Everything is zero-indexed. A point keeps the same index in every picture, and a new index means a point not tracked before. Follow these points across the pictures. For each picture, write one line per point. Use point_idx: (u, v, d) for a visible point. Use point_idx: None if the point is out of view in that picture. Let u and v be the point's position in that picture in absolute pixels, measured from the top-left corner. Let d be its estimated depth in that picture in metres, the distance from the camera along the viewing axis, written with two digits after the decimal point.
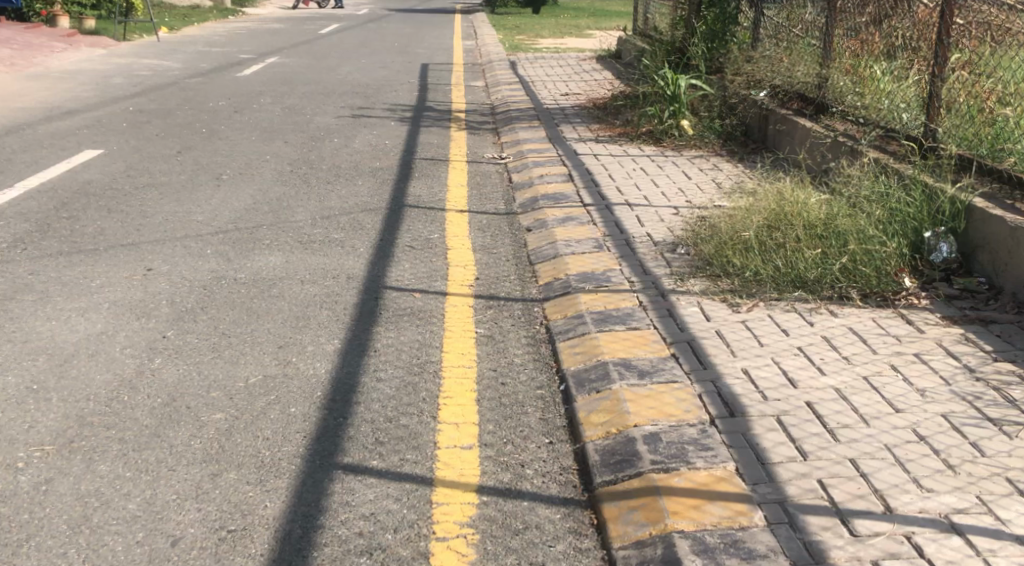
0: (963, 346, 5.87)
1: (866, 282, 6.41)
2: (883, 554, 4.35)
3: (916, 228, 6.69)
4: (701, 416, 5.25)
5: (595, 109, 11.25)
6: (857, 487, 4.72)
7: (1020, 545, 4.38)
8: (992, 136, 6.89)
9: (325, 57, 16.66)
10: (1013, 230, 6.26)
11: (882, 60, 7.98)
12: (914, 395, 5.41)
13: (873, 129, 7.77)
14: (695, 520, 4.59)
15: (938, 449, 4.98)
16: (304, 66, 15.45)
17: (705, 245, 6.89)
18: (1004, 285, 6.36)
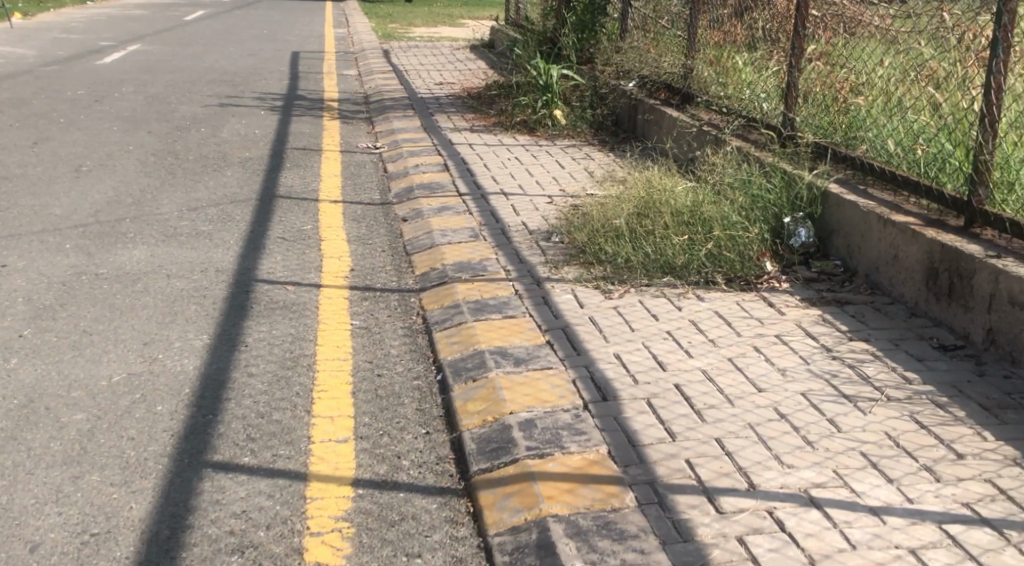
0: (821, 327, 6.07)
1: (730, 267, 6.61)
2: (747, 530, 4.48)
3: (777, 214, 6.89)
4: (575, 402, 5.35)
5: (469, 99, 11.28)
6: (722, 465, 4.86)
7: (874, 516, 4.55)
8: (846, 125, 7.13)
9: (190, 45, 16.41)
10: (865, 215, 6.47)
11: (744, 51, 8.15)
12: (776, 374, 5.58)
13: (736, 119, 7.92)
14: (568, 503, 4.67)
15: (798, 426, 5.14)
16: (167, 54, 15.20)
17: (578, 233, 7.00)
18: (857, 267, 6.58)
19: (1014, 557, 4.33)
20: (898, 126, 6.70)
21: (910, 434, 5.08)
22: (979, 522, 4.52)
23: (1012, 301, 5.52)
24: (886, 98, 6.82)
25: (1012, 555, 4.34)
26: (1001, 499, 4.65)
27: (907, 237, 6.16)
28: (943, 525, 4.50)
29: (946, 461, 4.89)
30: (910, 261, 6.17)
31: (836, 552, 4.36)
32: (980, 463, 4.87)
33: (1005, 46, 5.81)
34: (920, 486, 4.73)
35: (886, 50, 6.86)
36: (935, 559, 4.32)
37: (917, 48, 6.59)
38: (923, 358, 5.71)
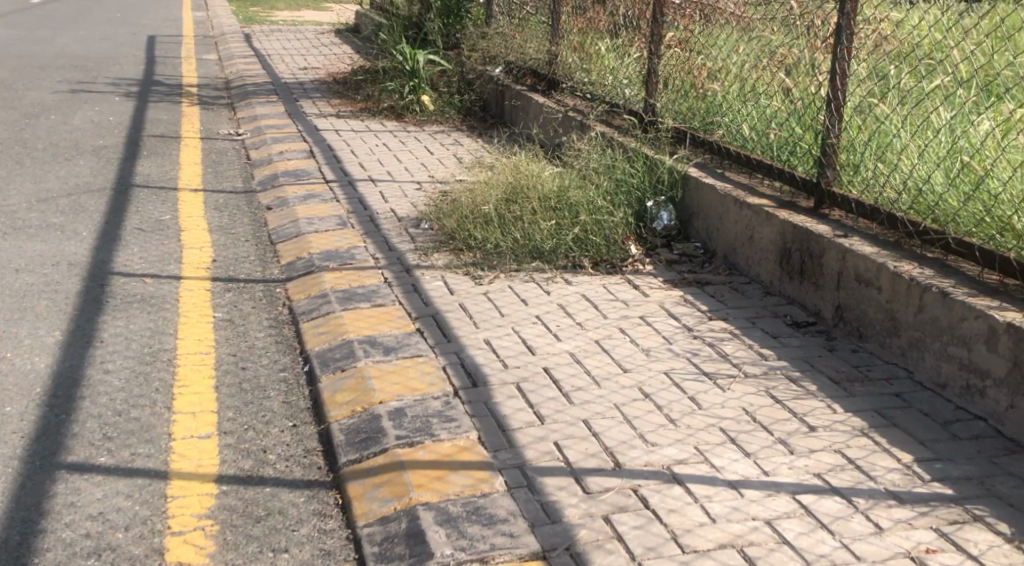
0: (683, 308, 6.18)
1: (597, 251, 6.71)
2: (612, 509, 4.52)
3: (640, 198, 7.00)
4: (445, 389, 5.33)
5: (334, 84, 11.16)
6: (589, 446, 4.89)
7: (734, 490, 4.63)
8: (703, 110, 7.24)
9: (38, 29, 15.90)
10: (723, 197, 6.63)
11: (607, 37, 8.14)
12: (640, 355, 5.65)
13: (600, 105, 8.05)
14: (438, 490, 4.65)
15: (661, 405, 5.20)
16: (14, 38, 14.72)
17: (446, 219, 6.98)
18: (715, 249, 6.76)
19: (861, 524, 4.44)
20: (752, 111, 6.83)
21: (767, 409, 5.18)
22: (829, 491, 4.62)
23: (858, 278, 5.67)
24: (740, 84, 6.94)
25: (861, 522, 4.45)
26: (850, 469, 4.76)
27: (761, 218, 6.32)
28: (797, 496, 4.59)
29: (799, 434, 4.99)
30: (764, 242, 6.34)
31: (696, 526, 4.42)
32: (831, 434, 4.99)
33: (850, 32, 5.93)
34: (775, 459, 4.82)
35: (739, 37, 6.95)
36: (789, 529, 4.41)
37: (770, 34, 6.70)
38: (779, 336, 5.85)
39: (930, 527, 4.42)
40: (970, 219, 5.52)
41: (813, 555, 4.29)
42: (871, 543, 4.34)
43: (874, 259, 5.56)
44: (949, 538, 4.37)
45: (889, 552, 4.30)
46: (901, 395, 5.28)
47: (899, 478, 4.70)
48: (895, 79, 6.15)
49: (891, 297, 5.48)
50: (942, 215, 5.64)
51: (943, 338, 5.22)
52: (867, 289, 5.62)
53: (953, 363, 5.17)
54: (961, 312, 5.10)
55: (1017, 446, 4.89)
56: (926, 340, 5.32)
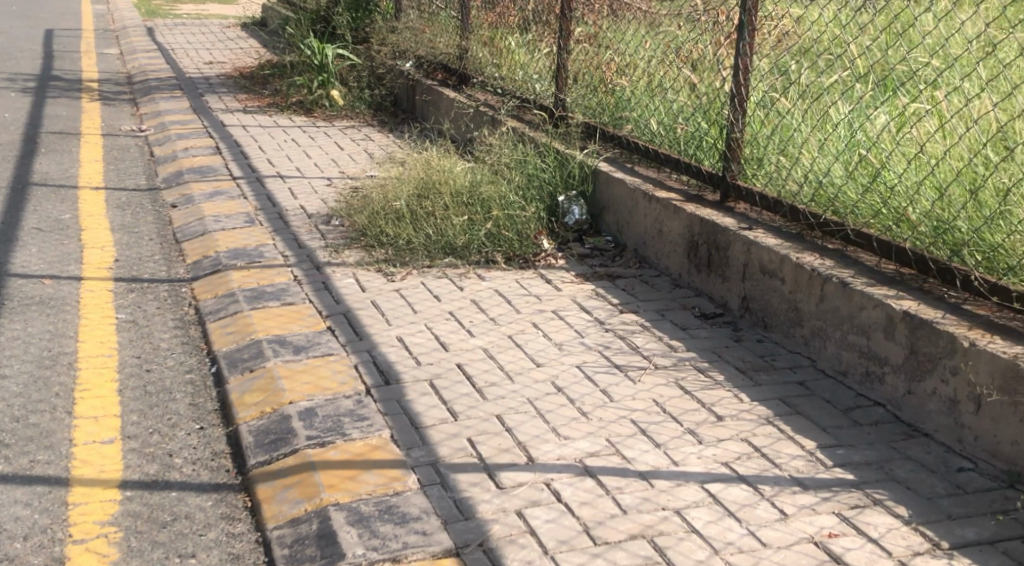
0: (595, 301, 6.18)
1: (510, 246, 6.68)
2: (525, 504, 4.49)
3: (551, 193, 6.99)
4: (356, 387, 5.26)
5: (240, 78, 10.99)
6: (502, 442, 4.86)
7: (645, 481, 4.62)
8: (612, 105, 7.24)
9: None
10: (632, 192, 6.65)
11: (517, 33, 8.12)
12: (553, 349, 5.63)
13: (510, 100, 8.04)
14: (349, 490, 4.58)
15: (574, 399, 5.19)
16: None
17: (356, 216, 6.91)
18: (626, 243, 6.78)
19: (767, 511, 4.46)
20: (660, 107, 6.86)
21: (677, 400, 5.19)
22: (736, 479, 4.64)
23: (763, 270, 5.71)
24: (648, 79, 6.94)
25: (767, 509, 4.47)
26: (757, 456, 4.78)
27: (669, 212, 6.35)
28: (705, 485, 4.60)
29: (708, 423, 5.00)
30: (673, 236, 6.36)
31: (608, 518, 4.41)
32: (739, 423, 5.01)
33: (750, 29, 5.95)
34: (685, 448, 4.83)
35: (646, 32, 6.96)
36: (698, 518, 4.42)
37: (677, 30, 6.71)
38: (688, 327, 5.87)
39: (832, 512, 4.45)
40: (868, 210, 5.55)
41: (721, 543, 4.29)
42: (776, 529, 4.36)
43: (777, 251, 5.61)
44: (851, 522, 4.40)
45: (794, 538, 4.32)
46: (804, 383, 5.33)
47: (803, 465, 4.73)
48: (796, 73, 6.17)
49: (794, 288, 5.52)
50: (841, 207, 5.66)
51: (844, 328, 5.27)
52: (772, 280, 5.67)
53: (854, 351, 5.22)
54: (860, 301, 5.16)
55: (913, 430, 4.94)
56: (828, 329, 5.36)
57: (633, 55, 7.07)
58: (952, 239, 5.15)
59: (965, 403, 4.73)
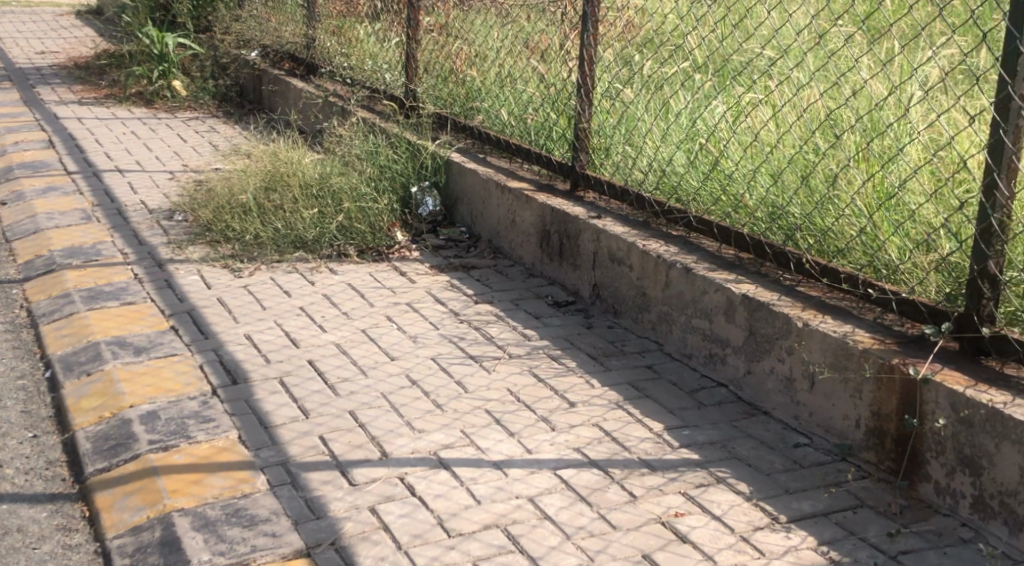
0: (449, 293, 6.11)
1: (363, 239, 6.57)
2: (378, 500, 4.39)
3: (404, 184, 6.87)
4: (202, 388, 5.10)
5: (75, 69, 10.62)
6: (354, 438, 4.76)
7: (499, 471, 4.57)
8: (463, 96, 7.19)
9: None
10: (484, 181, 6.59)
11: (367, 22, 8.01)
12: (407, 342, 5.55)
13: (360, 90, 7.87)
14: (194, 495, 4.43)
15: (428, 391, 5.11)
16: None
17: (200, 209, 6.72)
18: (480, 234, 6.73)
19: (617, 494, 4.44)
20: (509, 97, 6.82)
21: (530, 389, 5.15)
22: (588, 464, 4.61)
23: (611, 257, 5.72)
24: (497, 71, 6.90)
25: (617, 492, 4.45)
26: (607, 441, 4.77)
27: (521, 202, 6.32)
28: (557, 471, 4.57)
29: (560, 410, 4.98)
30: (526, 226, 6.33)
31: (461, 509, 4.34)
32: (590, 409, 4.99)
33: (595, 19, 6.03)
34: (538, 437, 4.79)
35: (496, 22, 6.90)
36: (551, 505, 4.37)
37: (525, 20, 6.66)
38: (541, 316, 5.84)
39: (678, 492, 4.44)
40: (708, 198, 5.59)
41: (572, 528, 4.25)
42: (626, 512, 4.34)
43: (625, 239, 5.61)
44: (696, 501, 4.40)
45: (643, 519, 4.30)
46: (652, 366, 5.35)
47: (652, 447, 4.73)
48: (639, 64, 6.10)
49: (641, 274, 5.54)
50: (683, 195, 5.69)
51: (688, 312, 5.30)
52: (620, 268, 5.67)
53: (698, 334, 5.26)
54: (702, 285, 5.19)
55: (755, 409, 4.98)
56: (674, 314, 5.39)
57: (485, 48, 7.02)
58: (785, 225, 5.19)
59: (800, 381, 4.78)
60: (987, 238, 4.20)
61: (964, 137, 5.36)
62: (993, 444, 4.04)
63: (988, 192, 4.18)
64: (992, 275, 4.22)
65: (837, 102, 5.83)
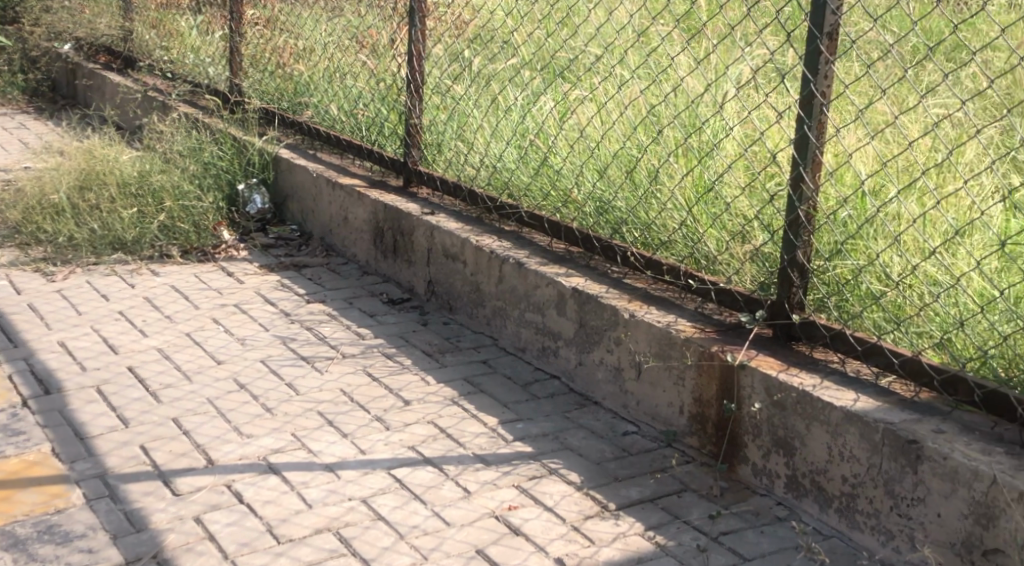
0: (279, 293, 6.02)
1: (186, 238, 6.43)
2: (204, 509, 4.27)
3: (230, 181, 6.75)
4: (11, 400, 4.92)
5: None
6: (178, 446, 4.64)
7: (330, 473, 4.49)
8: (291, 90, 7.11)
9: None
10: (315, 178, 6.51)
11: (191, 16, 8.03)
12: (234, 345, 5.44)
13: (181, 83, 7.67)
14: (3, 513, 4.26)
15: (257, 395, 5.02)
16: None
17: (10, 211, 6.51)
18: (312, 232, 6.65)
19: (451, 491, 4.40)
20: (338, 92, 6.76)
21: (363, 388, 5.10)
22: (421, 462, 4.57)
23: (445, 253, 5.70)
24: (326, 66, 6.88)
25: (451, 489, 4.41)
26: (442, 438, 4.74)
27: (353, 199, 6.26)
28: (391, 471, 4.51)
29: (394, 409, 4.94)
30: (358, 222, 6.28)
31: (292, 515, 4.24)
32: (424, 406, 4.96)
33: (422, 15, 5.91)
34: (371, 437, 4.73)
35: (322, 16, 6.92)
36: (384, 505, 4.31)
37: (353, 15, 6.68)
38: (375, 314, 5.80)
39: (512, 485, 4.43)
40: (539, 193, 5.60)
41: (406, 527, 4.19)
42: (460, 508, 4.30)
43: (458, 235, 5.60)
44: (530, 494, 4.39)
45: (476, 515, 4.26)
46: (487, 361, 5.35)
47: (486, 442, 4.72)
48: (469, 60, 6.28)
49: (475, 270, 5.53)
50: (514, 190, 5.71)
51: (521, 306, 5.32)
52: (454, 263, 5.67)
53: (531, 328, 5.29)
54: (534, 280, 5.21)
55: (586, 400, 5.03)
56: (507, 309, 5.41)
57: (314, 45, 6.97)
58: (612, 219, 5.24)
59: (628, 370, 4.83)
60: (795, 229, 4.31)
61: (773, 135, 5.52)
62: (804, 425, 4.14)
63: (795, 184, 4.29)
64: (801, 265, 4.35)
65: (657, 98, 5.93)
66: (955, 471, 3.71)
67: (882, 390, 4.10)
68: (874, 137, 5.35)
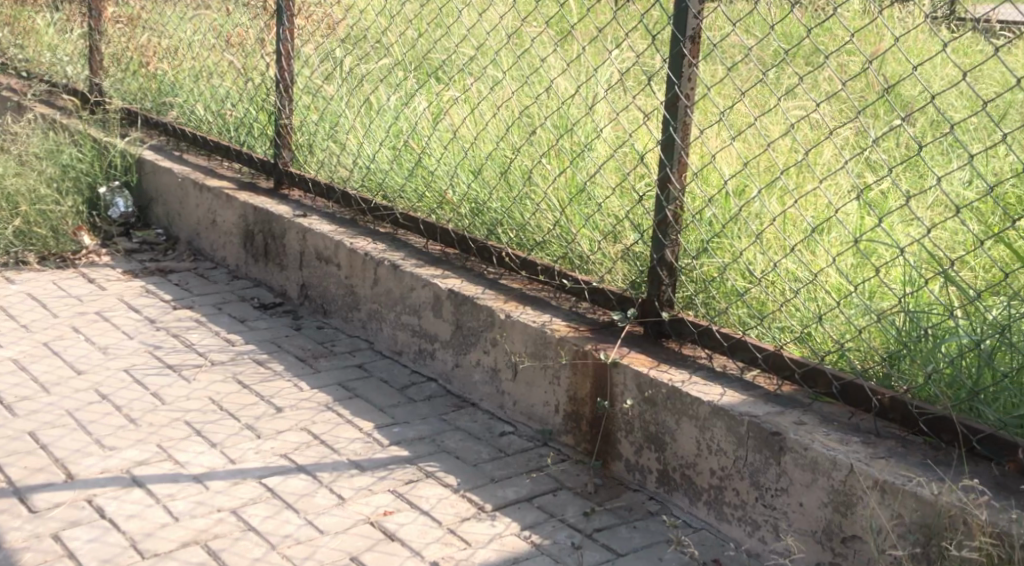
0: (144, 299, 5.94)
1: (43, 244, 6.30)
2: (63, 525, 4.17)
3: (91, 183, 6.64)
4: None
5: None
6: (36, 461, 4.53)
7: (197, 484, 4.43)
8: (155, 90, 7.11)
9: None
10: (181, 181, 6.44)
11: (44, 13, 8.11)
12: (96, 354, 5.35)
13: (38, 84, 7.57)
14: None
15: (120, 405, 4.94)
16: None
17: None
18: (178, 235, 6.57)
19: (324, 498, 4.37)
20: (206, 93, 6.76)
21: (233, 396, 5.05)
22: (294, 470, 4.54)
23: (319, 256, 5.68)
24: (193, 68, 6.94)
25: (324, 496, 4.38)
26: (315, 444, 4.71)
27: (221, 201, 6.20)
28: (262, 479, 4.46)
29: (266, 416, 4.90)
30: (227, 225, 6.22)
31: (157, 528, 4.16)
32: (296, 413, 4.94)
33: (289, 14, 5.89)
34: (241, 445, 4.69)
35: (191, 18, 7.11)
36: (255, 515, 4.25)
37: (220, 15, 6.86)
38: (245, 319, 5.75)
39: (387, 490, 4.42)
40: (414, 194, 5.63)
41: (277, 537, 4.14)
42: (333, 515, 4.26)
43: (331, 237, 5.59)
44: (404, 498, 4.38)
45: (350, 521, 4.23)
46: (362, 365, 5.34)
47: (361, 447, 4.70)
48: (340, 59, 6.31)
49: (349, 272, 5.52)
50: (389, 191, 5.72)
51: (397, 309, 5.33)
52: (327, 266, 5.65)
53: (407, 331, 5.30)
54: (409, 282, 5.22)
55: (462, 401, 5.06)
56: (383, 311, 5.41)
57: (177, 45, 7.09)
58: (487, 220, 5.29)
59: (503, 370, 4.87)
60: (663, 230, 4.41)
61: (641, 135, 5.64)
62: (674, 421, 4.23)
63: (662, 185, 4.38)
64: (669, 264, 4.44)
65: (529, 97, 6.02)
66: (815, 461, 3.82)
67: (747, 384, 4.21)
68: (737, 138, 5.49)
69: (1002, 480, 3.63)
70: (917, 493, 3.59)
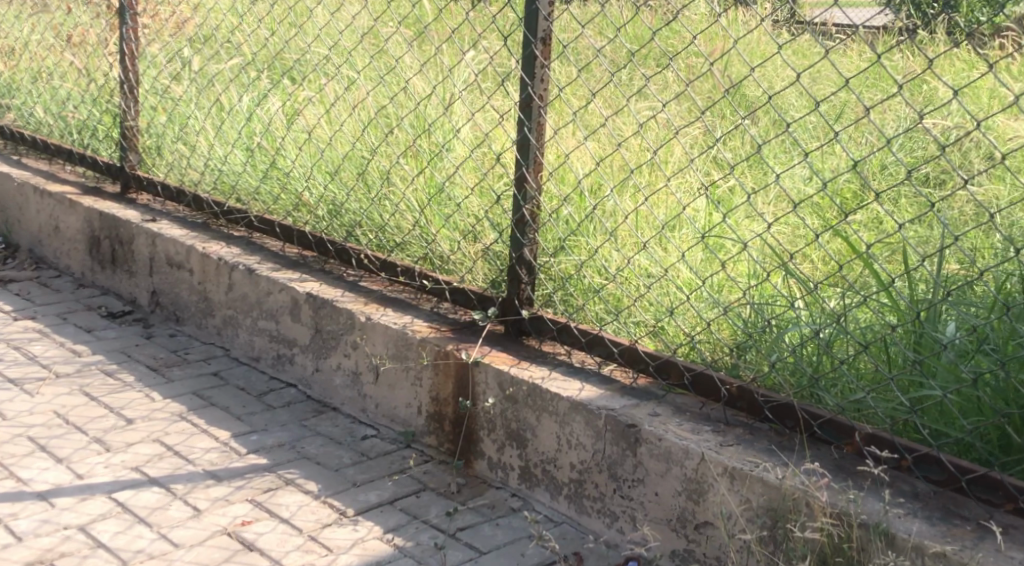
0: None
1: None
2: None
3: None
4: None
5: None
6: None
7: (41, 501, 4.31)
8: None
9: None
10: (20, 186, 6.29)
11: None
12: None
13: None
14: None
15: None
16: None
17: None
18: (18, 243, 6.40)
19: (179, 511, 4.29)
20: (46, 94, 6.74)
21: (79, 409, 4.93)
22: (146, 483, 4.45)
23: (169, 262, 5.58)
24: (33, 72, 6.93)
25: (177, 509, 4.30)
26: (168, 456, 4.63)
27: (64, 207, 6.05)
28: (112, 494, 4.37)
29: (115, 429, 4.79)
30: (70, 232, 6.08)
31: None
32: (148, 424, 4.84)
33: (132, 12, 5.77)
34: (88, 460, 4.58)
35: (27, 15, 7.12)
36: (104, 531, 4.16)
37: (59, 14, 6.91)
38: (92, 329, 5.61)
39: (245, 500, 4.36)
40: (268, 197, 5.59)
41: (128, 553, 4.05)
42: (188, 528, 4.19)
43: (182, 242, 5.49)
44: (263, 507, 4.33)
45: (206, 534, 4.17)
46: (217, 373, 5.27)
47: (217, 457, 4.64)
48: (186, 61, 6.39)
49: (202, 278, 5.44)
50: (243, 194, 5.69)
51: (253, 315, 5.27)
52: (179, 272, 5.55)
53: (264, 336, 5.24)
54: (265, 286, 5.17)
55: (323, 406, 5.03)
56: (238, 317, 5.34)
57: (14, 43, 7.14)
58: (345, 221, 5.28)
59: (365, 374, 4.86)
60: (522, 228, 4.45)
61: (498, 136, 5.70)
62: (534, 417, 4.28)
63: (519, 184, 4.43)
64: (529, 262, 4.49)
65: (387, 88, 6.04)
66: (669, 451, 3.91)
67: (604, 378, 4.30)
68: (590, 137, 5.59)
69: (841, 463, 3.78)
70: (764, 478, 3.70)
